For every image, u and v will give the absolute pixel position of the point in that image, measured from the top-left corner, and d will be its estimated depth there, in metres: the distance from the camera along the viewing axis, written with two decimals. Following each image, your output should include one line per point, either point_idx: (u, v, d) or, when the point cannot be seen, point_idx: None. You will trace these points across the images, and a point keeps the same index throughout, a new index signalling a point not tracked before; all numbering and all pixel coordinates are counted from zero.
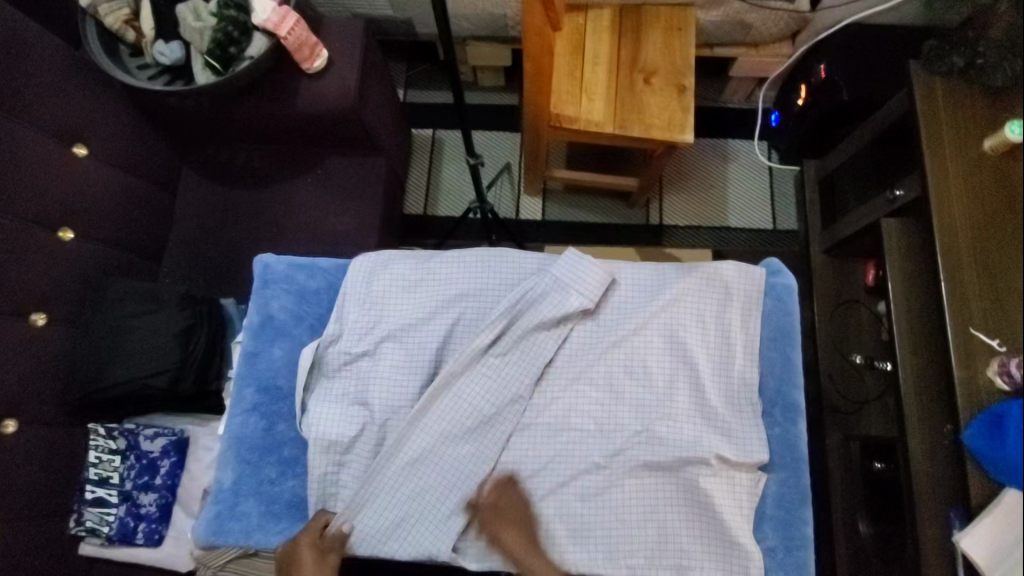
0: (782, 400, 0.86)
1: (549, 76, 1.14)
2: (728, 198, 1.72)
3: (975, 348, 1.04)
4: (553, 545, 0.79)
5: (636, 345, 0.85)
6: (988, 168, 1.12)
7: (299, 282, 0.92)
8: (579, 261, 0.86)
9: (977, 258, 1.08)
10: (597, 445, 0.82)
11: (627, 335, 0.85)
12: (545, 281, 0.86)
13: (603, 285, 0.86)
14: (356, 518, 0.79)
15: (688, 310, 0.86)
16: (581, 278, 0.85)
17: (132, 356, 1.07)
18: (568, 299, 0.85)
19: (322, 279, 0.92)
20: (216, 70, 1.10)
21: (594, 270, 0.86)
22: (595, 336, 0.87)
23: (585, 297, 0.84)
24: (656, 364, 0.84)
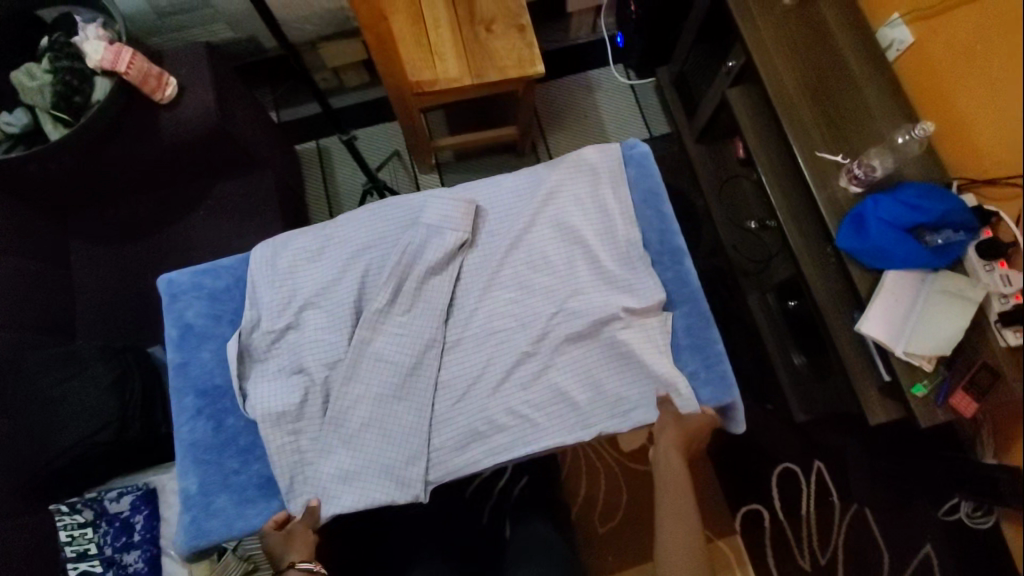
0: (668, 248, 0.96)
1: (392, 41, 1.20)
2: (605, 121, 1.84)
3: (825, 166, 1.17)
4: (512, 433, 0.84)
5: (531, 241, 0.92)
6: (792, 17, 1.27)
7: (207, 286, 0.94)
8: (439, 203, 0.92)
9: (805, 92, 1.22)
10: (524, 338, 0.88)
11: (521, 235, 0.92)
12: (420, 232, 0.90)
13: (470, 216, 0.92)
14: (324, 473, 0.82)
15: (565, 197, 0.94)
16: (446, 217, 0.91)
17: (70, 420, 1.06)
18: (444, 238, 0.90)
19: (228, 277, 0.95)
20: (68, 122, 1.12)
21: (455, 207, 0.92)
22: (493, 247, 0.93)
23: (459, 232, 0.91)
24: (553, 251, 0.92)
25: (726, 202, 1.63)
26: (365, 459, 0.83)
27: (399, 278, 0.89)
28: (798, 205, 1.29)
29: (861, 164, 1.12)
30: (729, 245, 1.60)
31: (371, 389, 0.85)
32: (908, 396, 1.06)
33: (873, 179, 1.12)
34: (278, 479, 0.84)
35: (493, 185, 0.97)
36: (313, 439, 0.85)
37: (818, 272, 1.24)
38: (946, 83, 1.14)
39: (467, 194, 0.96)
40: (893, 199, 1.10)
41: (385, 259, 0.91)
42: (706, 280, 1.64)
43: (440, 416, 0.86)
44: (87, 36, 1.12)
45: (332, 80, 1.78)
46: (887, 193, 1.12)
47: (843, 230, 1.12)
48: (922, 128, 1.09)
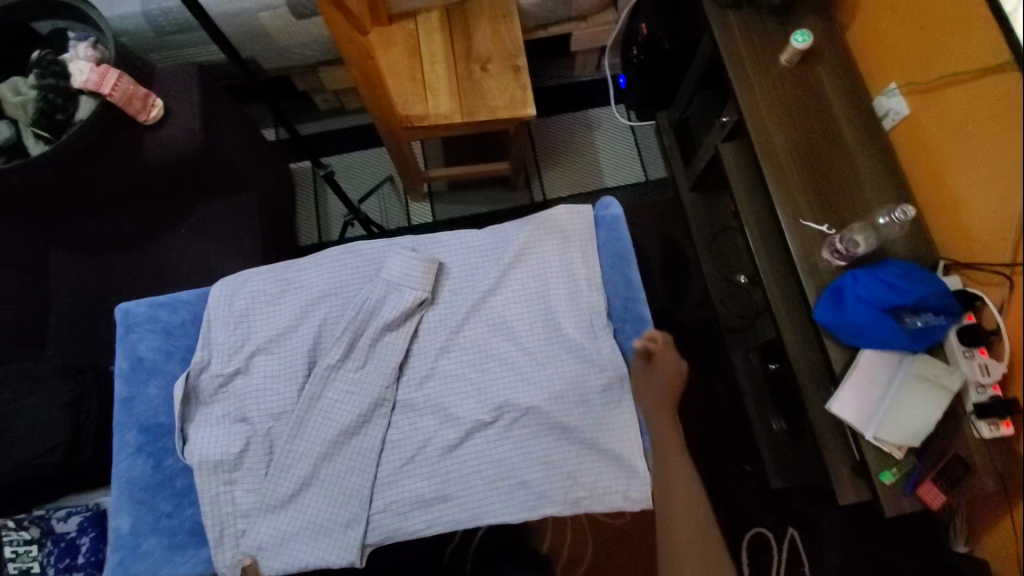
0: (632, 315, 0.93)
1: (380, 77, 1.20)
2: (602, 162, 1.82)
3: (809, 236, 1.14)
4: (455, 503, 0.82)
5: (495, 303, 0.90)
6: (788, 78, 1.25)
7: (160, 321, 0.92)
8: (401, 258, 0.90)
9: (796, 158, 1.19)
10: (477, 404, 0.86)
11: (484, 297, 0.90)
12: (380, 287, 0.88)
13: (431, 274, 0.90)
14: (258, 528, 0.81)
15: (531, 260, 0.91)
16: (406, 273, 0.89)
17: (20, 439, 1.05)
18: (403, 296, 0.88)
19: (183, 313, 0.93)
20: (48, 139, 1.12)
21: (417, 264, 0.89)
22: (454, 306, 0.90)
23: (418, 291, 0.89)
24: (515, 315, 0.89)
25: (718, 254, 1.61)
26: (301, 518, 0.81)
27: (354, 333, 0.87)
28: (782, 270, 1.26)
29: (845, 239, 1.10)
30: (717, 299, 1.57)
31: (314, 445, 0.83)
32: (876, 483, 1.03)
33: (855, 255, 1.09)
34: (210, 530, 0.82)
35: (460, 239, 0.95)
36: (250, 491, 0.83)
37: (798, 342, 1.20)
38: (943, 161, 1.09)
39: (433, 248, 0.94)
40: (874, 276, 1.07)
41: (343, 311, 0.89)
42: (690, 331, 1.61)
43: (383, 478, 0.84)
44: (76, 54, 1.13)
45: (333, 102, 1.79)
46: (870, 269, 1.09)
47: (821, 303, 1.09)
48: (903, 211, 1.06)
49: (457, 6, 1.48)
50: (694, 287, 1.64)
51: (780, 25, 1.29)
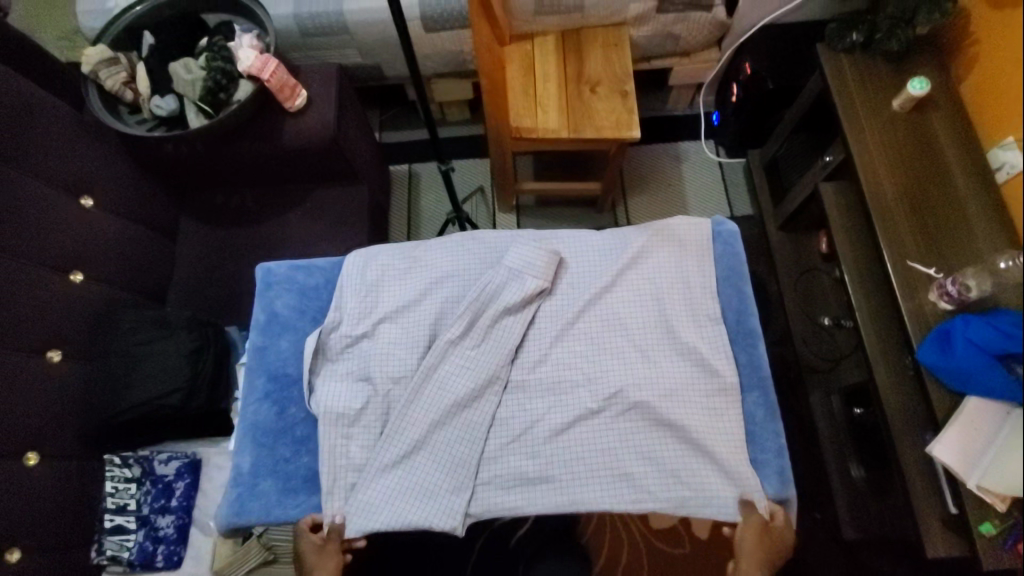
0: (742, 329, 0.95)
1: (504, 89, 1.28)
2: (687, 194, 1.85)
3: (915, 277, 1.14)
4: (558, 485, 0.84)
5: (610, 301, 0.94)
6: (901, 123, 1.27)
7: (298, 281, 1.00)
8: (525, 248, 0.95)
9: (905, 200, 1.20)
10: (586, 395, 0.89)
11: (601, 293, 0.94)
12: (503, 272, 0.94)
13: (552, 266, 0.95)
14: (370, 482, 0.85)
15: (649, 263, 0.95)
16: (529, 262, 0.94)
17: (145, 379, 1.14)
18: (524, 283, 0.93)
19: (319, 276, 1.01)
20: (208, 114, 1.25)
21: (541, 255, 0.94)
22: (572, 298, 0.95)
23: (539, 279, 0.93)
24: (629, 314, 0.92)
25: (802, 293, 1.61)
26: (410, 479, 0.85)
27: (474, 313, 0.92)
28: (878, 311, 1.25)
29: (954, 282, 1.07)
30: (799, 337, 1.56)
31: (427, 412, 0.88)
32: (975, 533, 1.00)
33: (965, 299, 1.06)
34: (324, 478, 0.87)
35: (579, 237, 0.99)
36: (364, 447, 0.88)
37: (890, 382, 1.20)
38: None
39: (553, 243, 0.99)
40: (987, 321, 1.02)
41: (465, 292, 0.95)
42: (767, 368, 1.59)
43: (489, 452, 0.87)
44: (241, 42, 1.25)
45: (436, 112, 1.92)
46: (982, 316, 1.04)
47: (927, 345, 1.07)
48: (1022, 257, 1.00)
49: (573, 32, 1.57)
50: (774, 324, 1.63)
51: (895, 72, 1.32)
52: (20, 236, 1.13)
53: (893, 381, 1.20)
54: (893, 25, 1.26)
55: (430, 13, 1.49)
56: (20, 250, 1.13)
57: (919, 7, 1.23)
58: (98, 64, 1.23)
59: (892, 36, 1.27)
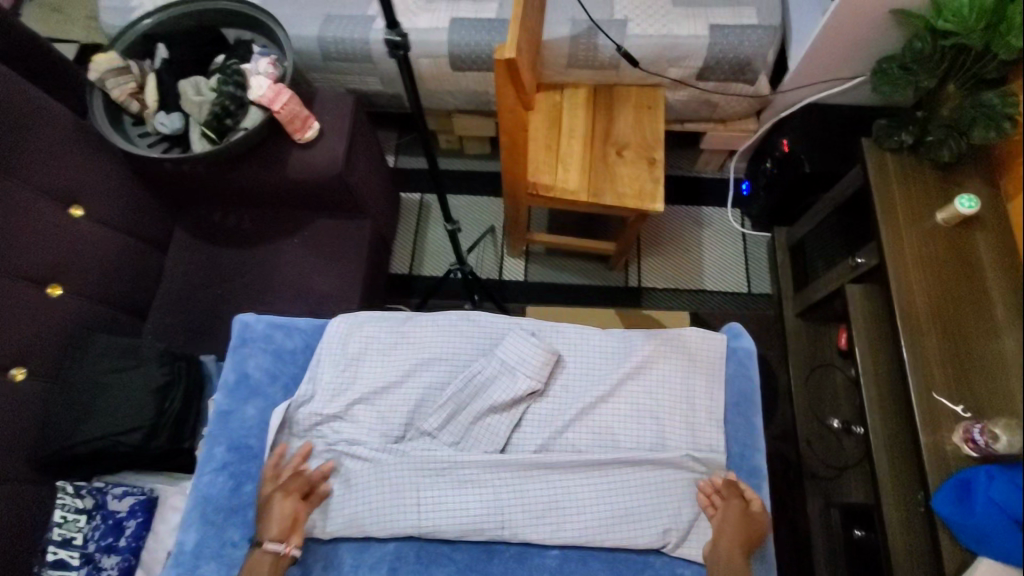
0: (747, 466, 0.92)
1: (524, 148, 1.21)
2: (704, 263, 1.77)
3: (939, 413, 1.06)
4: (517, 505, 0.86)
5: (602, 413, 0.91)
6: (944, 238, 1.18)
7: (276, 343, 0.99)
8: (522, 343, 0.90)
9: (938, 324, 1.12)
10: (560, 504, 0.86)
11: (593, 404, 0.91)
12: (493, 366, 0.90)
13: (547, 367, 0.91)
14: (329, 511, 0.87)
15: (651, 377, 0.92)
16: (524, 360, 0.90)
17: (107, 412, 1.08)
18: (516, 382, 0.89)
19: (299, 339, 0.99)
20: (212, 140, 1.20)
21: (538, 354, 0.90)
22: (564, 404, 0.92)
23: (531, 381, 0.89)
24: (623, 432, 0.90)
25: (812, 389, 1.53)
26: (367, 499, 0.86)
27: (457, 406, 0.90)
28: (893, 435, 1.17)
29: (983, 431, 0.98)
30: (804, 436, 1.47)
31: (392, 503, 0.86)
32: None
33: (992, 451, 0.97)
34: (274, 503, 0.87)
35: (579, 334, 0.96)
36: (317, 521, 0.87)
37: (896, 516, 1.12)
38: None
39: (550, 340, 0.95)
40: (1010, 480, 0.93)
41: (449, 381, 0.93)
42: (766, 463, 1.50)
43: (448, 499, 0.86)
44: (257, 68, 1.21)
45: (455, 144, 1.86)
46: (1005, 470, 0.96)
47: (944, 494, 0.99)
48: None
49: (605, 87, 1.50)
50: (778, 417, 1.55)
51: (941, 180, 1.23)
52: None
53: (899, 516, 1.12)
54: (947, 132, 1.17)
55: (459, 52, 1.43)
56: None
57: (974, 118, 1.10)
58: (106, 73, 1.17)
59: (943, 144, 1.17)
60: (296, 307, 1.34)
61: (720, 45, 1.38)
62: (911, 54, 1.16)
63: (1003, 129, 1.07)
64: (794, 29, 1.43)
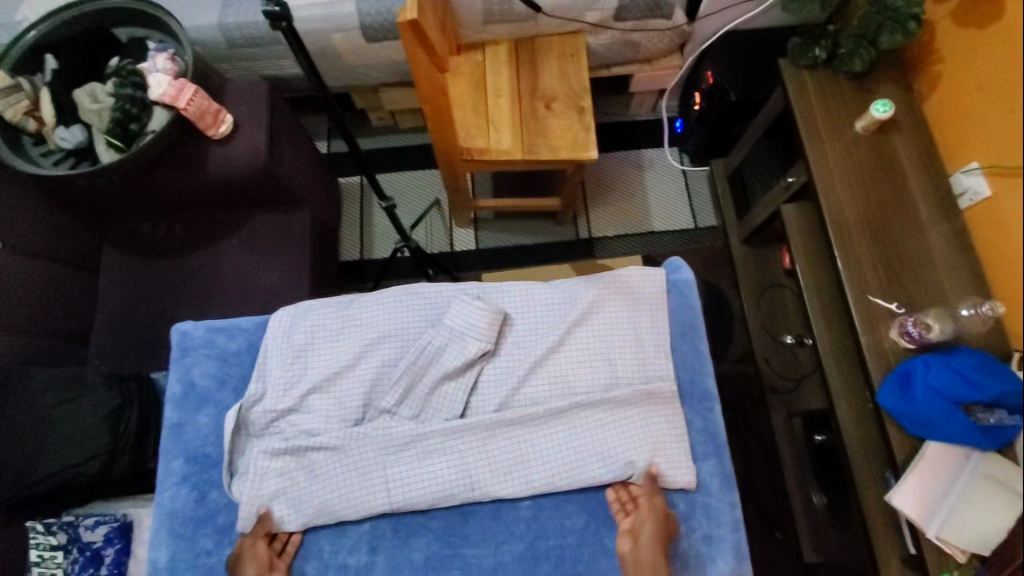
0: (699, 390, 0.96)
1: (449, 113, 1.18)
2: (650, 205, 1.79)
3: (876, 313, 1.11)
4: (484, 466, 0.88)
5: (556, 364, 0.93)
6: (865, 146, 1.22)
7: (218, 348, 0.97)
8: (466, 308, 0.92)
9: (868, 229, 1.16)
10: (525, 455, 0.89)
11: (545, 356, 0.93)
12: (441, 335, 0.91)
13: (495, 327, 0.92)
14: (297, 505, 0.87)
15: (599, 321, 0.95)
16: (470, 323, 0.92)
17: (61, 446, 1.05)
18: (465, 346, 0.91)
19: (242, 340, 0.98)
20: (120, 148, 1.12)
21: (484, 316, 0.92)
22: (517, 360, 0.94)
23: (481, 342, 0.92)
24: (578, 378, 0.93)
25: (765, 311, 1.59)
26: (334, 485, 0.87)
27: (413, 379, 0.92)
28: (840, 341, 1.23)
29: (916, 323, 1.04)
30: (762, 356, 1.54)
31: (361, 483, 0.87)
32: None
33: (927, 341, 1.03)
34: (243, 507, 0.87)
35: (522, 290, 0.98)
36: (288, 512, 0.88)
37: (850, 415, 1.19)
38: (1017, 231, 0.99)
39: (495, 300, 0.97)
40: (946, 365, 1.00)
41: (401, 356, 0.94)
42: (731, 387, 1.57)
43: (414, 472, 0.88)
44: (155, 65, 1.14)
45: (387, 120, 1.82)
46: (941, 357, 1.02)
47: (887, 386, 1.04)
48: (991, 308, 1.00)
49: (526, 40, 1.47)
50: (736, 342, 1.61)
51: (859, 90, 1.26)
52: None
53: (853, 415, 1.18)
54: (856, 42, 1.19)
55: (371, 22, 1.37)
56: None
57: (881, 23, 1.14)
58: None
59: (855, 55, 1.19)
60: (246, 309, 1.31)
61: None
62: None
63: (909, 30, 1.11)
64: None
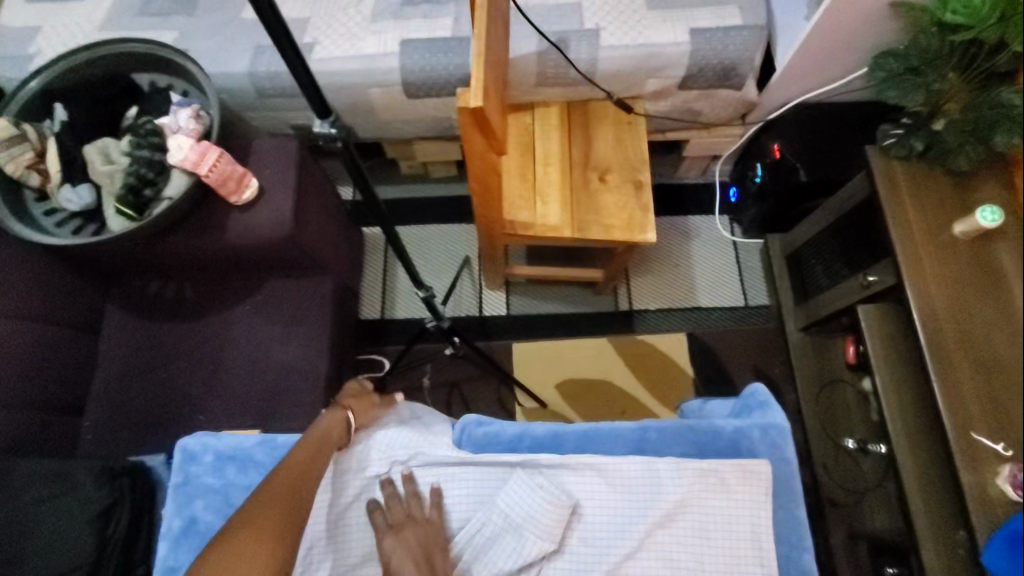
0: (796, 569, 0.82)
1: (497, 192, 1.06)
2: (699, 278, 1.65)
3: (979, 452, 0.95)
4: None
5: (632, 572, 0.77)
6: (962, 251, 1.05)
7: (210, 483, 0.87)
8: (528, 493, 0.78)
9: (970, 351, 1.00)
10: None
11: (621, 562, 0.77)
12: (494, 525, 0.78)
13: (561, 523, 0.78)
14: None
15: (686, 525, 0.78)
16: (532, 516, 0.77)
17: (37, 556, 0.91)
18: (526, 544, 0.76)
19: (255, 475, 0.88)
20: (132, 218, 1.00)
21: (549, 509, 0.77)
22: (587, 562, 0.78)
23: (545, 543, 0.76)
24: None
25: (823, 408, 1.45)
26: None
27: None
28: (924, 472, 1.09)
29: None
30: (820, 462, 1.40)
31: None
32: None
33: None
34: None
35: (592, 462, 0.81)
36: None
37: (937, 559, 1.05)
38: None
39: (568, 480, 0.81)
40: None
41: None
42: None
43: None
44: (177, 124, 1.02)
45: (418, 169, 1.70)
46: None
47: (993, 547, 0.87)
48: None
49: (579, 103, 1.36)
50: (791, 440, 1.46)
51: (956, 188, 1.10)
52: None
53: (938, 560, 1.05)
54: (961, 136, 1.03)
55: (413, 78, 1.26)
56: None
57: (995, 121, 0.97)
58: None
59: (960, 152, 1.03)
60: (257, 387, 1.18)
61: (704, 51, 1.25)
62: (918, 53, 1.05)
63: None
64: (780, 30, 1.31)
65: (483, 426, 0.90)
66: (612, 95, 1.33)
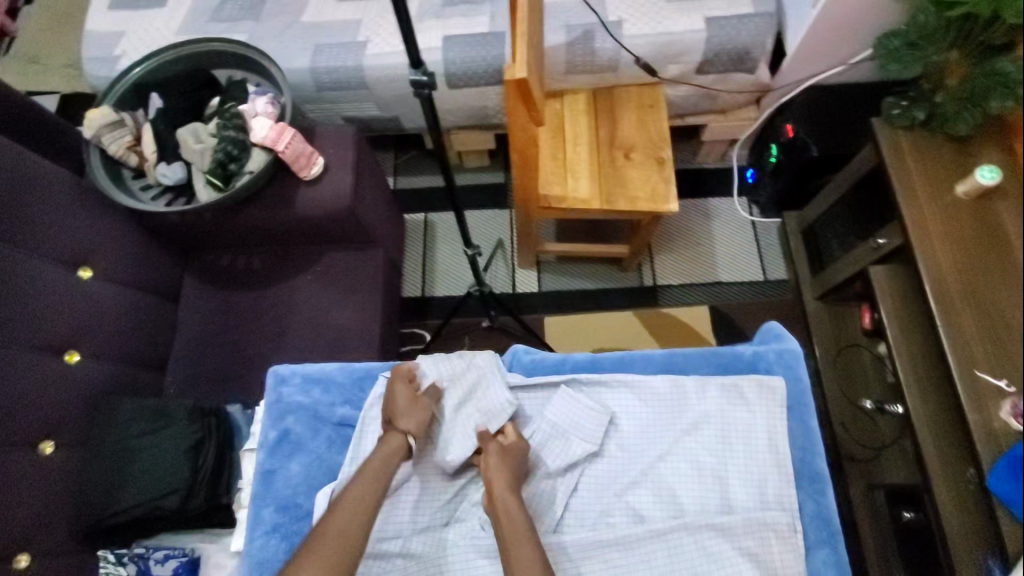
0: (809, 472, 0.92)
1: (535, 164, 1.18)
2: (719, 255, 1.76)
3: (982, 388, 1.03)
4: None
5: (664, 472, 0.89)
6: (966, 209, 1.12)
7: (300, 400, 1.00)
8: (572, 404, 0.92)
9: (974, 300, 1.06)
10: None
11: (654, 463, 0.90)
12: (545, 430, 0.92)
13: (601, 428, 0.91)
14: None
15: (711, 432, 0.90)
16: (577, 422, 0.92)
17: (142, 480, 1.04)
18: (571, 446, 0.91)
19: (337, 395, 1.02)
20: (219, 187, 1.16)
21: (590, 415, 0.92)
22: (624, 465, 0.91)
23: (587, 444, 0.90)
24: (685, 492, 0.87)
25: (841, 371, 1.54)
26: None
27: None
28: (935, 415, 1.18)
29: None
30: (838, 422, 1.48)
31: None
32: None
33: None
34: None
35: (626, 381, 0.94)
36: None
37: (948, 493, 1.13)
38: None
39: (606, 397, 0.94)
40: None
41: None
42: None
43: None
44: (256, 109, 1.18)
45: (455, 159, 1.84)
46: None
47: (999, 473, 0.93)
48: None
49: (604, 90, 1.49)
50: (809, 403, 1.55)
51: (959, 151, 1.18)
52: (13, 320, 1.03)
53: (951, 495, 1.13)
54: (960, 106, 1.12)
55: (454, 70, 1.40)
56: (13, 335, 1.03)
57: (990, 87, 1.05)
58: (101, 129, 1.14)
59: (959, 118, 1.12)
60: (319, 346, 1.31)
61: (719, 38, 1.37)
62: (917, 29, 1.15)
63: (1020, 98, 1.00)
64: (789, 18, 1.43)
65: (530, 353, 1.02)
66: (638, 59, 1.39)
